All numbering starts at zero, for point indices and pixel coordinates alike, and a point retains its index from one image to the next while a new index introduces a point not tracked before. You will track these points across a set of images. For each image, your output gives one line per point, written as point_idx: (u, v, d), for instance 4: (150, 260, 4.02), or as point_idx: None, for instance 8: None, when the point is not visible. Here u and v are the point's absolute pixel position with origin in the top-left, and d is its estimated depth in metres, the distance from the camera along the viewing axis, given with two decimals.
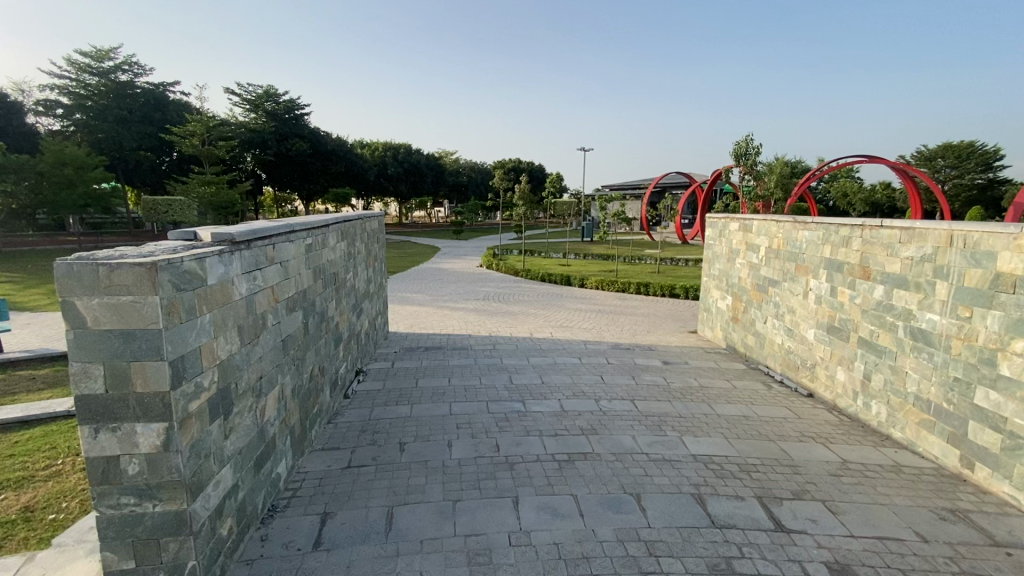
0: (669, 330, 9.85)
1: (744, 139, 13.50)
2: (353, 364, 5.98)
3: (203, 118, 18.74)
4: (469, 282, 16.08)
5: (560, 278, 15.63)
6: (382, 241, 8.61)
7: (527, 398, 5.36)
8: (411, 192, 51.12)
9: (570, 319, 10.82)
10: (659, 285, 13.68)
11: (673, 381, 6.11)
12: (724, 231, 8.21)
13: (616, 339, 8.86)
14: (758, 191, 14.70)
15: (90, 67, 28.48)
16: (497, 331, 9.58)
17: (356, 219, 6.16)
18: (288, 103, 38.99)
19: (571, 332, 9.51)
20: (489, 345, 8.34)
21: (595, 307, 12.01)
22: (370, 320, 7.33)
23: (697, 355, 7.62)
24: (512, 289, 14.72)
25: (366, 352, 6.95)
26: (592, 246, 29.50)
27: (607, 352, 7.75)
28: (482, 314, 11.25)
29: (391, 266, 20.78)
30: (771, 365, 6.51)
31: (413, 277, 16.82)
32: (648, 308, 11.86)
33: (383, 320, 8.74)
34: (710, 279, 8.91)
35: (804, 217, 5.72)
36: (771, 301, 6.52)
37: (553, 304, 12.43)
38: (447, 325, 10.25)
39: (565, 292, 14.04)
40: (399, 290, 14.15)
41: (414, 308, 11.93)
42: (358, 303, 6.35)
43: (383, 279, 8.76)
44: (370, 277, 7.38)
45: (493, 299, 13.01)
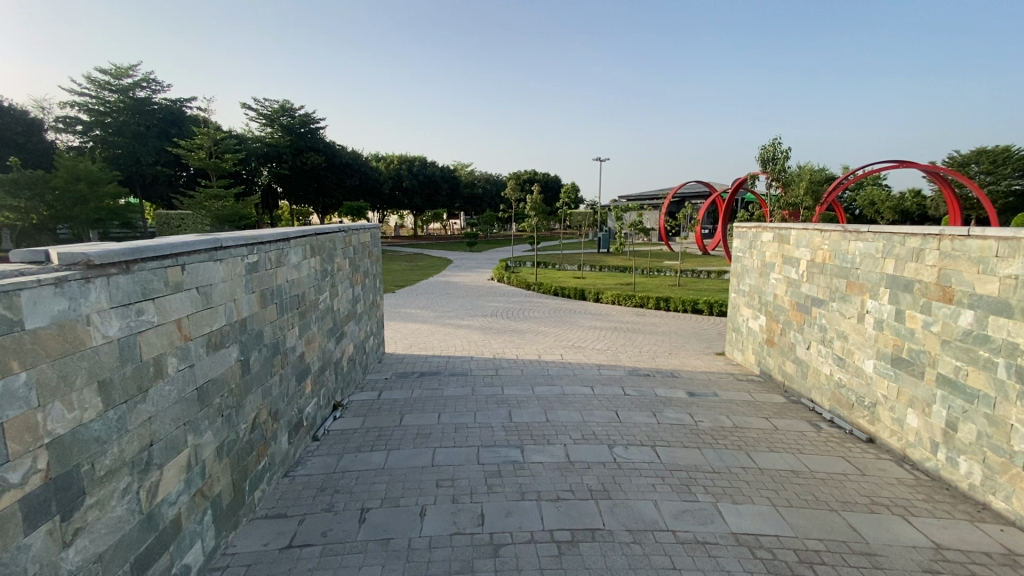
0: (692, 352, 8.88)
1: (771, 143, 12.52)
2: (329, 398, 5.22)
3: (209, 131, 18.46)
4: (479, 296, 15.30)
5: (574, 292, 14.75)
6: (376, 255, 7.91)
7: (527, 441, 4.52)
8: (426, 204, 50.87)
9: (583, 338, 9.93)
10: (680, 300, 12.71)
11: (700, 418, 5.20)
12: (756, 243, 7.30)
13: (633, 363, 7.94)
14: (785, 199, 13.66)
15: (108, 84, 28.62)
16: (502, 352, 8.75)
17: (335, 232, 5.47)
18: (304, 117, 39.12)
19: (583, 354, 8.62)
20: (492, 370, 7.53)
21: (611, 324, 11.09)
22: (357, 343, 6.60)
23: (727, 384, 6.67)
24: (522, 304, 13.89)
25: (351, 379, 6.20)
26: (608, 257, 28.57)
27: (623, 379, 6.86)
28: (488, 332, 10.44)
29: (399, 279, 20.14)
30: (816, 399, 5.56)
31: (420, 291, 16.11)
32: (668, 326, 10.89)
33: (377, 341, 8.00)
34: (739, 297, 7.98)
35: (857, 226, 4.81)
36: (816, 324, 5.58)
37: (565, 321, 11.54)
38: (449, 345, 9.44)
39: (578, 308, 13.16)
40: (403, 305, 13.44)
41: (416, 326, 11.17)
42: (337, 327, 5.61)
43: (376, 296, 8.05)
44: (358, 295, 6.67)
45: (501, 315, 12.21)
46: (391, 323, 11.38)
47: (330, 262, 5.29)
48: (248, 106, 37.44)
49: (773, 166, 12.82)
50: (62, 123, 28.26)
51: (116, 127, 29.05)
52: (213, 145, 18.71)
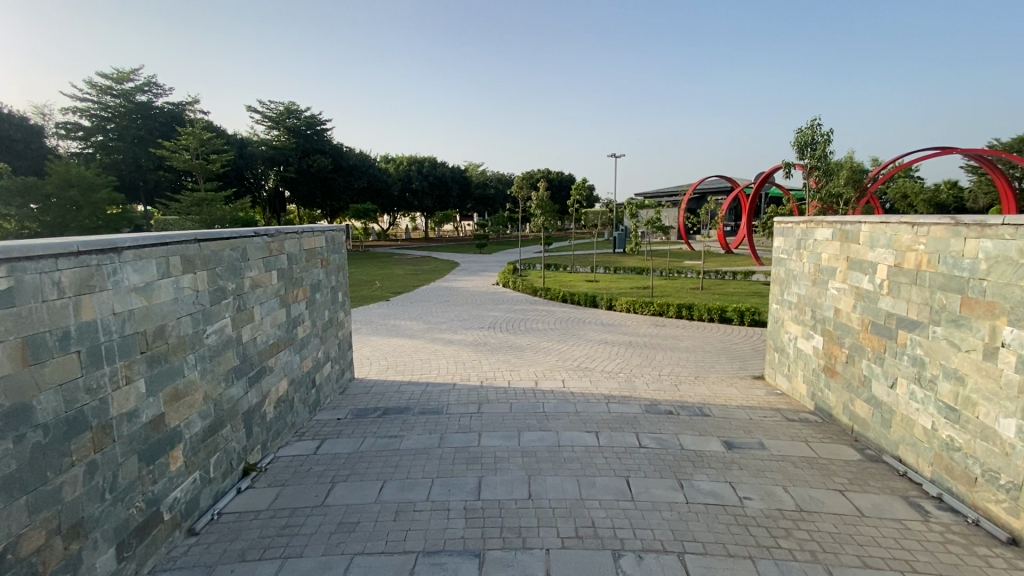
0: (724, 375, 7.26)
1: (809, 123, 10.64)
2: (234, 463, 3.85)
3: (197, 130, 17.36)
4: (479, 304, 13.86)
5: (584, 298, 13.22)
6: (336, 262, 6.58)
7: (492, 541, 3.08)
8: (436, 205, 49.73)
9: (592, 357, 8.36)
10: (706, 307, 11.10)
11: (745, 493, 3.67)
12: (808, 242, 5.74)
13: (652, 392, 6.38)
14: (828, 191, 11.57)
15: (110, 89, 27.86)
16: (492, 377, 7.27)
17: (246, 235, 4.11)
18: (310, 119, 38.27)
19: (590, 378, 7.08)
20: (475, 402, 6.09)
21: (625, 338, 9.52)
22: (298, 376, 5.23)
23: (775, 428, 5.09)
24: (526, 313, 12.40)
25: (284, 425, 4.83)
26: (624, 258, 26.86)
27: (638, 419, 5.32)
28: (481, 349, 8.98)
29: (399, 285, 18.82)
30: (909, 461, 4.00)
31: (416, 299, 14.73)
32: (693, 340, 9.28)
33: (339, 367, 6.65)
34: (784, 310, 6.39)
35: (987, 220, 3.23)
36: (908, 355, 4.00)
37: (572, 334, 10.00)
38: (432, 367, 8.00)
39: (588, 317, 11.61)
40: (392, 316, 12.06)
41: (400, 342, 9.76)
42: (255, 362, 4.24)
43: (338, 311, 6.69)
44: (299, 313, 5.30)
45: (500, 327, 10.74)
46: (373, 338, 10.00)
47: (234, 277, 3.92)
48: (253, 109, 36.79)
49: (811, 153, 10.93)
50: (65, 129, 27.75)
51: (117, 132, 28.39)
52: (200, 145, 17.61)
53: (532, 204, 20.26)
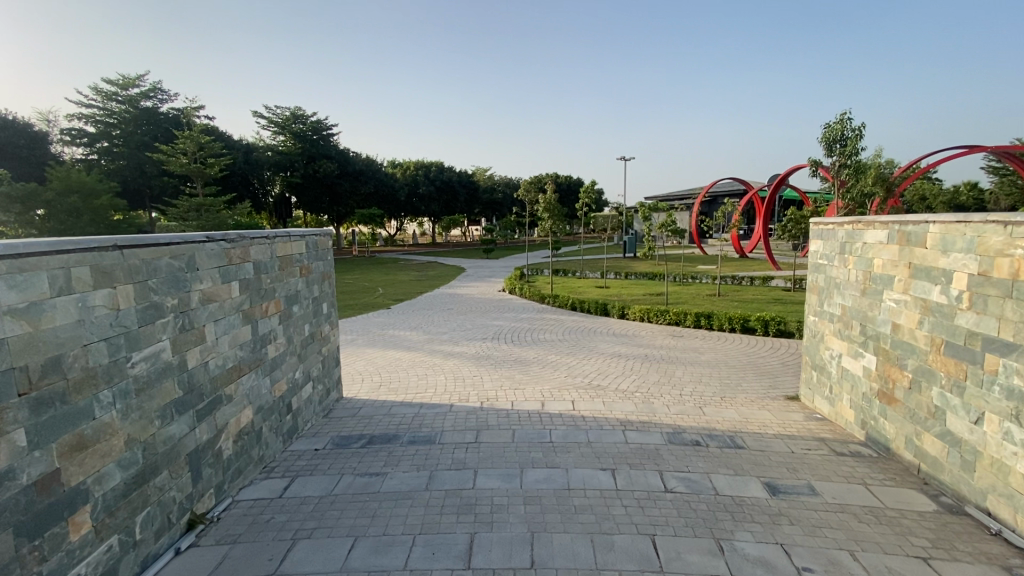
0: (754, 396, 6.48)
1: (840, 117, 9.81)
2: (174, 516, 3.19)
3: (194, 134, 16.89)
4: (484, 312, 13.15)
5: (594, 306, 12.48)
6: (318, 269, 5.93)
7: None
8: (443, 210, 49.22)
9: (605, 372, 7.60)
10: (726, 316, 10.32)
11: (804, 563, 2.92)
12: (856, 246, 4.98)
13: (674, 417, 5.62)
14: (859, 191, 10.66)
15: (115, 95, 27.60)
16: (493, 396, 6.55)
17: (193, 241, 3.45)
18: (316, 123, 37.96)
19: (603, 399, 6.33)
20: (474, 428, 5.38)
21: (639, 351, 8.75)
22: (268, 402, 4.56)
23: (824, 466, 4.32)
24: (532, 322, 11.67)
25: (248, 460, 4.17)
26: (635, 263, 26.07)
27: (660, 453, 4.57)
28: (483, 363, 8.27)
29: (402, 292, 18.19)
30: (1004, 517, 3.25)
31: (418, 306, 14.06)
32: (715, 354, 8.48)
33: (322, 387, 5.99)
34: (824, 323, 5.63)
35: None
36: (1000, 385, 3.24)
37: (582, 346, 9.25)
38: (428, 384, 7.29)
39: (598, 327, 10.85)
40: (392, 326, 11.41)
41: (396, 354, 9.07)
42: (207, 390, 3.59)
43: (322, 324, 6.03)
44: (271, 329, 4.65)
45: (505, 337, 10.03)
46: (368, 351, 9.31)
47: (176, 291, 3.26)
48: (259, 114, 36.55)
49: (840, 149, 10.08)
50: (70, 135, 27.54)
51: (122, 138, 28.15)
52: (198, 148, 17.13)
53: (539, 207, 19.58)
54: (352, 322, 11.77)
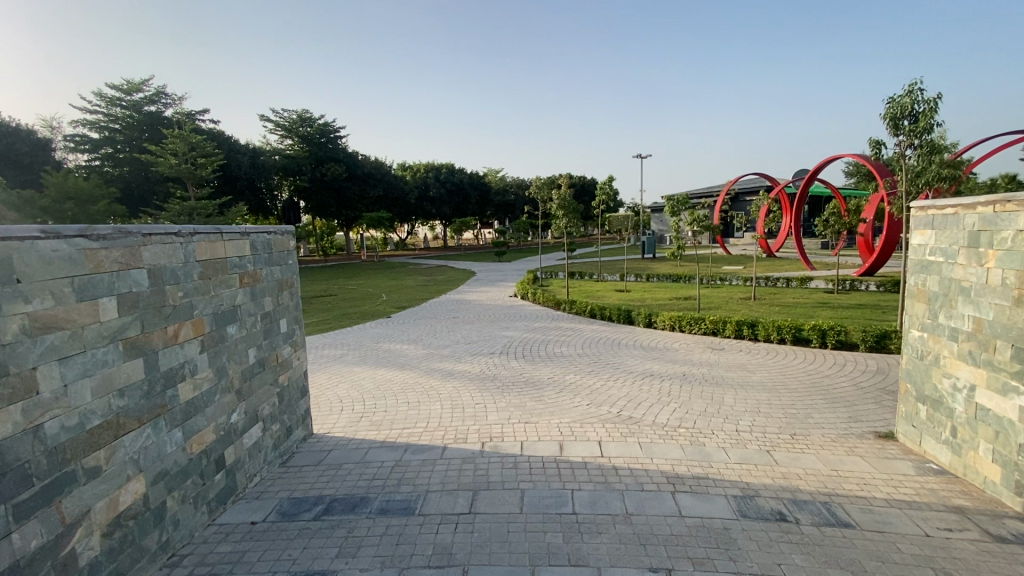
0: (834, 434, 5.04)
1: (907, 85, 8.21)
2: None
3: (184, 132, 15.92)
4: (492, 321, 11.82)
5: (617, 313, 11.06)
6: (271, 276, 4.67)
7: None
8: (455, 213, 48.11)
9: (637, 398, 6.20)
10: (774, 325, 8.84)
11: None
12: (1003, 235, 3.54)
13: (736, 469, 4.21)
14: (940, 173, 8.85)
15: (118, 100, 27.05)
16: (498, 434, 5.20)
17: (4, 238, 2.18)
18: (323, 126, 37.15)
19: (638, 437, 4.95)
20: (471, 485, 4.05)
21: (674, 370, 7.32)
22: (181, 462, 3.29)
23: (988, 566, 2.88)
24: (546, 332, 10.29)
25: (137, 555, 2.89)
26: (655, 265, 24.57)
27: (732, 538, 3.18)
28: (489, 385, 6.93)
29: (406, 298, 16.97)
30: None
31: (421, 315, 12.79)
32: (768, 374, 7.01)
33: (280, 426, 4.74)
34: (944, 342, 4.19)
35: None
36: None
37: (605, 362, 7.87)
38: (420, 414, 5.98)
39: (622, 339, 9.43)
40: (388, 338, 10.15)
41: (388, 373, 7.78)
42: (37, 469, 2.32)
43: (278, 346, 4.78)
44: (185, 360, 3.38)
45: (514, 351, 8.69)
46: (356, 370, 8.03)
47: None
48: (266, 117, 35.90)
49: (909, 126, 8.50)
50: (73, 141, 26.97)
51: (126, 144, 27.58)
52: (189, 149, 16.16)
53: (551, 204, 18.22)
54: (345, 335, 10.53)
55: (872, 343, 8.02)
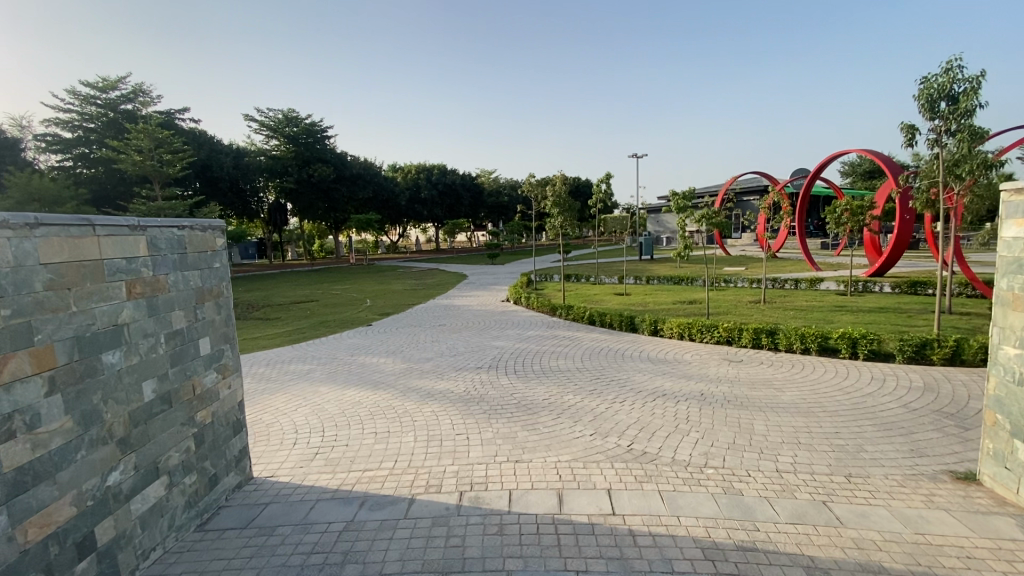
0: (901, 477, 4.04)
1: (946, 59, 7.31)
2: None
3: (149, 127, 14.82)
4: (482, 328, 10.76)
5: (618, 320, 10.05)
6: (185, 284, 3.62)
7: None
8: (447, 214, 47.04)
9: (650, 426, 5.17)
10: (797, 333, 7.86)
11: None
12: None
13: (790, 535, 3.21)
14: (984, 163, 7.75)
15: (93, 98, 25.89)
16: (481, 478, 4.16)
17: None
18: (310, 125, 36.01)
19: (656, 484, 3.94)
20: (442, 564, 3.01)
21: (689, 388, 6.30)
22: (2, 561, 2.27)
23: None
24: (541, 341, 9.25)
25: None
26: (654, 266, 23.61)
27: None
28: (474, 408, 5.88)
29: (392, 304, 15.89)
30: None
31: (405, 323, 11.72)
32: (799, 393, 6.01)
33: (198, 476, 3.70)
34: None
35: None
36: None
37: (608, 377, 6.84)
38: (389, 448, 4.93)
39: (626, 349, 8.40)
40: (365, 350, 9.08)
41: (358, 393, 6.71)
42: None
43: (197, 373, 3.73)
44: (16, 410, 2.36)
45: (504, 366, 7.64)
46: (322, 389, 6.94)
47: None
48: (250, 116, 34.75)
49: (947, 109, 7.55)
50: (44, 142, 25.65)
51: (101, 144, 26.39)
52: (155, 145, 15.06)
53: (545, 201, 17.18)
54: (316, 347, 9.43)
55: (911, 353, 7.05)
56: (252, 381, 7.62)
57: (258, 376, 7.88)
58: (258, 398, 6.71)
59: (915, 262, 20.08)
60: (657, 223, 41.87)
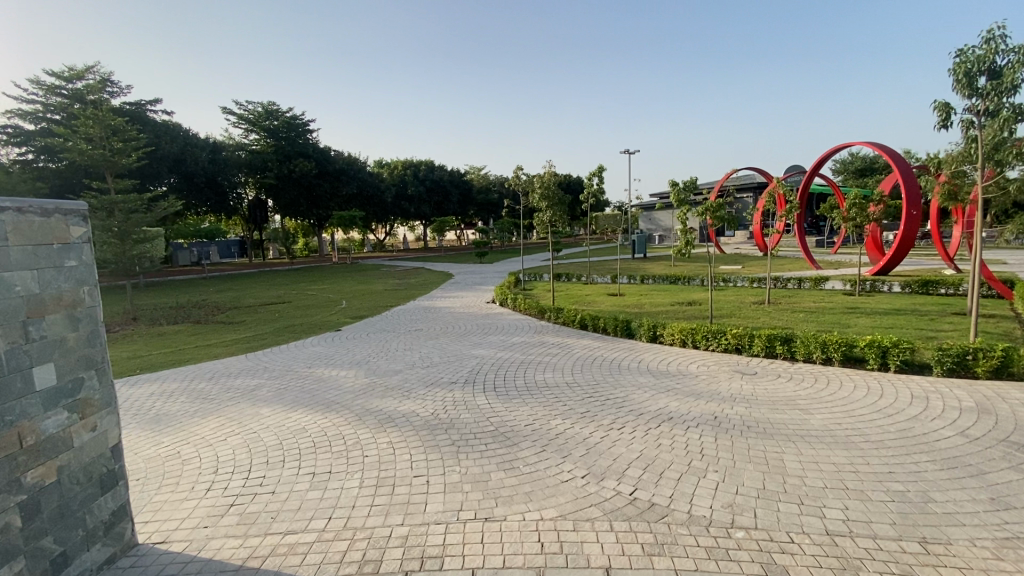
0: (992, 545, 3.05)
1: (988, 30, 6.49)
2: None
3: (100, 113, 13.60)
4: (463, 333, 9.71)
5: (613, 325, 9.04)
6: (2, 292, 2.54)
7: None
8: (435, 212, 45.90)
9: (656, 462, 4.15)
10: (817, 340, 6.88)
11: None
12: None
13: None
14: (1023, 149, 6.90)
15: (57, 87, 24.49)
16: (436, 551, 3.11)
17: None
18: (290, 118, 34.70)
19: (670, 561, 2.91)
20: None
21: (700, 409, 5.28)
22: None
23: None
24: (527, 349, 8.22)
25: None
26: (649, 265, 22.68)
27: None
28: (440, 438, 4.80)
29: (369, 305, 14.78)
30: None
31: (378, 328, 10.64)
32: (832, 417, 5.02)
33: (28, 563, 2.62)
34: None
35: None
36: None
37: (604, 395, 5.80)
38: (324, 498, 3.85)
39: (622, 359, 7.37)
40: (326, 361, 7.99)
41: (305, 417, 5.59)
42: None
43: (28, 417, 2.65)
44: None
45: (482, 380, 6.58)
46: (263, 412, 5.82)
47: None
48: (228, 109, 33.39)
49: (988, 84, 6.70)
50: (4, 133, 24.04)
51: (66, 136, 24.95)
52: (107, 133, 13.84)
53: (531, 196, 16.11)
54: (271, 358, 8.29)
55: (951, 364, 6.09)
56: (184, 400, 6.47)
57: (194, 394, 6.72)
58: (182, 424, 5.58)
59: (918, 260, 19.33)
60: (649, 221, 41.02)
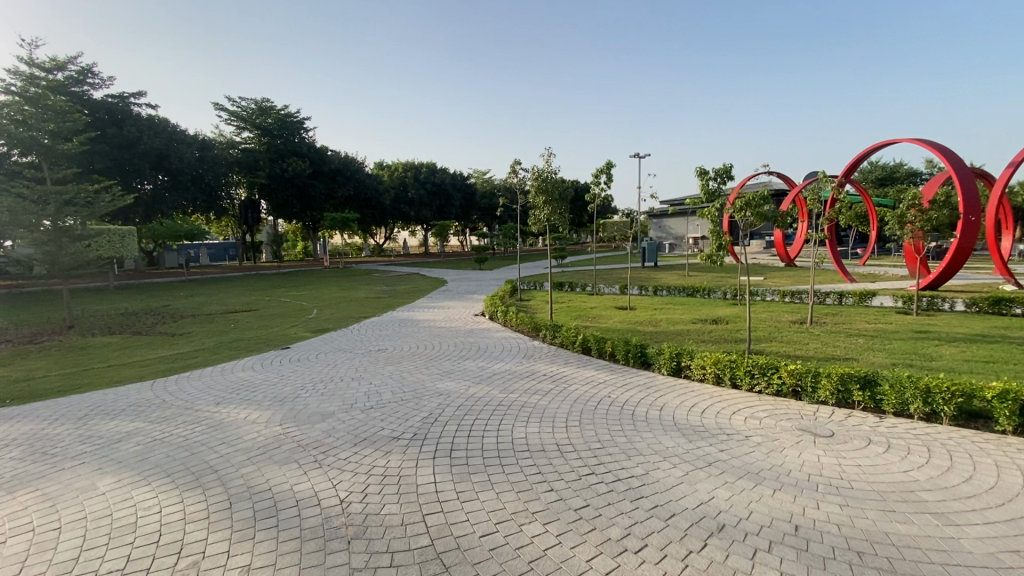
0: None
1: None
2: None
3: None
4: (435, 356, 7.75)
5: (623, 350, 7.06)
6: None
7: None
8: (436, 216, 44.24)
9: None
10: (917, 384, 4.83)
11: None
12: None
13: None
14: None
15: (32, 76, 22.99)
16: None
17: None
18: (284, 116, 33.09)
19: None
20: None
21: (768, 511, 3.25)
22: None
23: None
24: (511, 383, 6.25)
25: None
26: (661, 274, 20.73)
27: None
28: (331, 565, 2.82)
29: (342, 315, 12.89)
30: None
31: (336, 346, 8.73)
32: (995, 535, 2.98)
33: None
34: None
35: None
36: None
37: (613, 472, 3.79)
38: None
39: (638, 405, 5.36)
40: (245, 394, 6.06)
41: (148, 502, 3.63)
42: None
43: None
44: None
45: (436, 435, 4.60)
46: (98, 487, 3.89)
47: None
48: (220, 106, 31.88)
49: None
50: None
51: None
52: None
53: (526, 195, 14.36)
54: (178, 388, 6.37)
55: None
56: (14, 456, 4.56)
57: (36, 446, 4.81)
58: None
59: (967, 276, 17.17)
60: (659, 228, 38.97)
